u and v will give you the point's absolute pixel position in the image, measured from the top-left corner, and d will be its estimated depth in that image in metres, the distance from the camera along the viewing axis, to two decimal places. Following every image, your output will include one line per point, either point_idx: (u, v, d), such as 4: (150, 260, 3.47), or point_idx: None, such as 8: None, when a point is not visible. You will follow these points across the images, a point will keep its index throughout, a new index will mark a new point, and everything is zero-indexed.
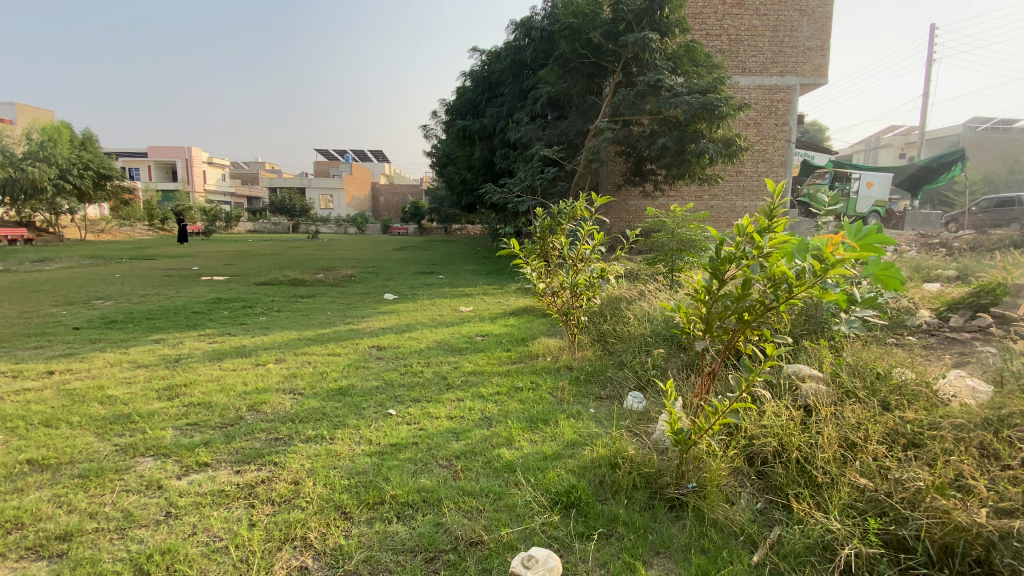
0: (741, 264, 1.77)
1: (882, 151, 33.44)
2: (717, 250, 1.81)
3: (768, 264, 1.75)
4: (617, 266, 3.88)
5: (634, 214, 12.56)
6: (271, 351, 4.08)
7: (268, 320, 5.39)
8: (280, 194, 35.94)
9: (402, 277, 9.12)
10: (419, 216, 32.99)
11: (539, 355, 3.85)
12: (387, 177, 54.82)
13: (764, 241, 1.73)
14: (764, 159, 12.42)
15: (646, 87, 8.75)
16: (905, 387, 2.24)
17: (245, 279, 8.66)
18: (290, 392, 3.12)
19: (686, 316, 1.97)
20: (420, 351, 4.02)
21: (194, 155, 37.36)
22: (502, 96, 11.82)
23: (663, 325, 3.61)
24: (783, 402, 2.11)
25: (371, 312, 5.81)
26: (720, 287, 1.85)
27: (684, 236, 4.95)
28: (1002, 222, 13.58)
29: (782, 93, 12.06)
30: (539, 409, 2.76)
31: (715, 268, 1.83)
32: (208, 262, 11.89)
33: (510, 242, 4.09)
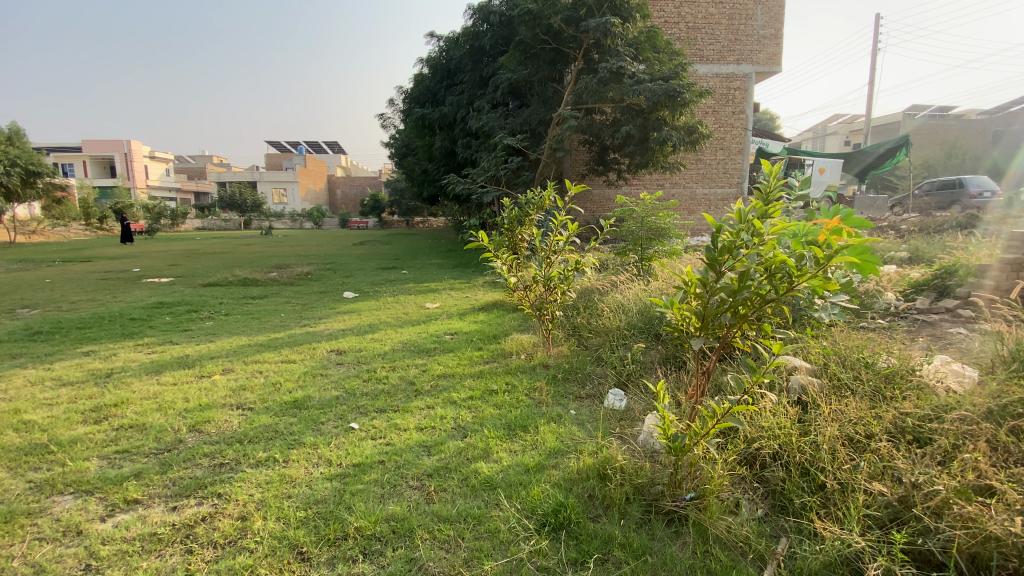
0: (740, 254, 1.60)
1: (830, 138, 34.76)
2: (714, 239, 1.64)
3: (766, 253, 1.59)
4: (591, 257, 3.72)
5: (599, 202, 12.50)
6: (218, 360, 3.72)
7: (216, 325, 4.96)
8: (230, 189, 34.18)
9: (363, 273, 8.71)
10: (378, 209, 32.05)
11: (513, 353, 3.64)
12: (343, 169, 53.09)
13: (763, 229, 1.57)
14: (724, 147, 12.57)
15: (608, 74, 8.57)
16: (894, 374, 2.17)
17: (191, 280, 8.06)
18: (239, 408, 2.80)
19: (678, 313, 1.79)
20: (385, 354, 3.75)
21: (133, 149, 35.05)
22: (462, 84, 11.47)
23: (640, 317, 3.48)
24: (777, 399, 1.98)
25: (330, 312, 5.46)
26: (716, 279, 1.67)
27: (653, 225, 4.86)
28: (944, 205, 14.25)
29: (739, 80, 12.22)
30: (516, 414, 2.56)
31: (712, 258, 1.65)
32: (151, 263, 11.08)
33: (478, 234, 3.82)
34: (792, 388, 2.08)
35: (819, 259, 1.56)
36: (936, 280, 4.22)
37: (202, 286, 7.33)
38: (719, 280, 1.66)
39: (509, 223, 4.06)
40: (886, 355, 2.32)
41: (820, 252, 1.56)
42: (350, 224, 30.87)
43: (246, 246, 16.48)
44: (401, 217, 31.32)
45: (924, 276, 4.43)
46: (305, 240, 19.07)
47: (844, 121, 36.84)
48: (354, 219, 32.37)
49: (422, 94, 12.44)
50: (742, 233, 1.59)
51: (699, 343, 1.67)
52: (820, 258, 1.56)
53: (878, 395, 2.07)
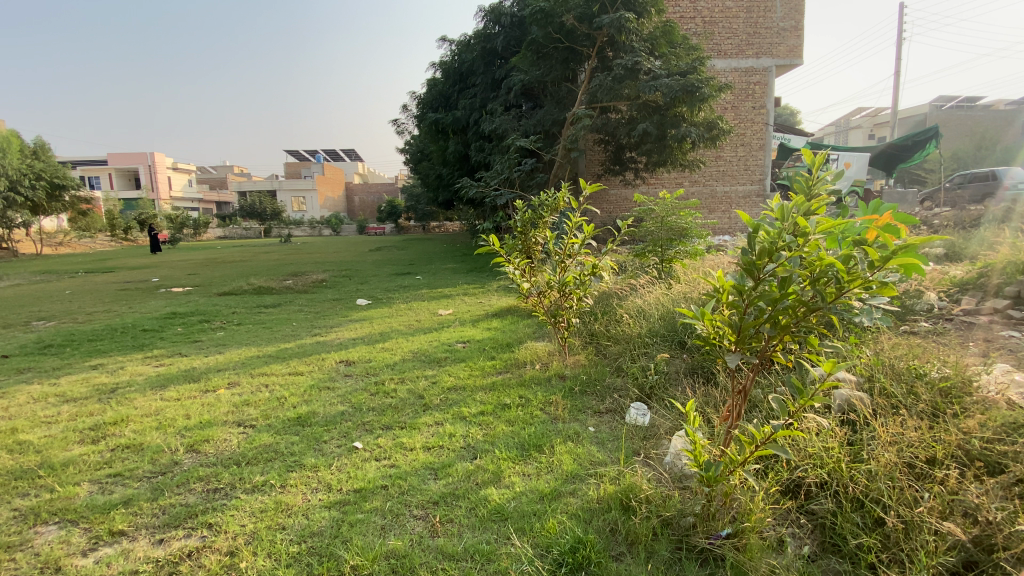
0: (781, 258, 1.39)
1: (853, 132, 33.79)
2: (750, 240, 1.43)
3: (811, 256, 1.39)
4: (609, 260, 3.51)
5: (616, 203, 12.25)
6: (224, 373, 3.62)
7: (226, 335, 4.88)
8: (249, 198, 34.66)
9: (376, 280, 8.62)
10: (395, 215, 32.21)
11: (527, 363, 3.46)
12: (360, 176, 53.57)
13: (810, 228, 1.36)
14: (744, 143, 12.22)
15: (623, 71, 8.36)
16: (955, 385, 1.94)
17: (206, 290, 8.06)
18: (239, 426, 2.68)
19: (710, 324, 1.57)
20: (394, 365, 3.60)
21: (156, 161, 35.86)
22: (474, 87, 11.35)
23: (661, 322, 3.27)
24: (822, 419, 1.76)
25: (342, 320, 5.34)
26: (754, 286, 1.46)
27: (673, 225, 4.64)
28: (978, 198, 13.59)
29: (758, 75, 11.88)
30: (530, 432, 2.37)
31: (748, 263, 1.44)
32: (170, 273, 11.17)
33: (489, 238, 3.65)
34: (833, 404, 1.87)
35: (872, 260, 1.37)
36: (981, 278, 3.93)
37: (217, 296, 7.31)
38: (756, 288, 1.45)
39: (522, 226, 3.88)
40: (940, 360, 2.09)
41: (874, 254, 1.36)
42: (368, 230, 30.97)
43: (265, 254, 16.58)
44: (417, 223, 31.37)
45: (968, 273, 4.13)
46: (323, 247, 19.17)
47: (868, 114, 35.82)
48: (370, 225, 32.52)
49: (435, 98, 12.36)
50: (783, 232, 1.39)
51: (736, 356, 1.45)
52: (874, 260, 1.37)
53: (933, 409, 1.85)
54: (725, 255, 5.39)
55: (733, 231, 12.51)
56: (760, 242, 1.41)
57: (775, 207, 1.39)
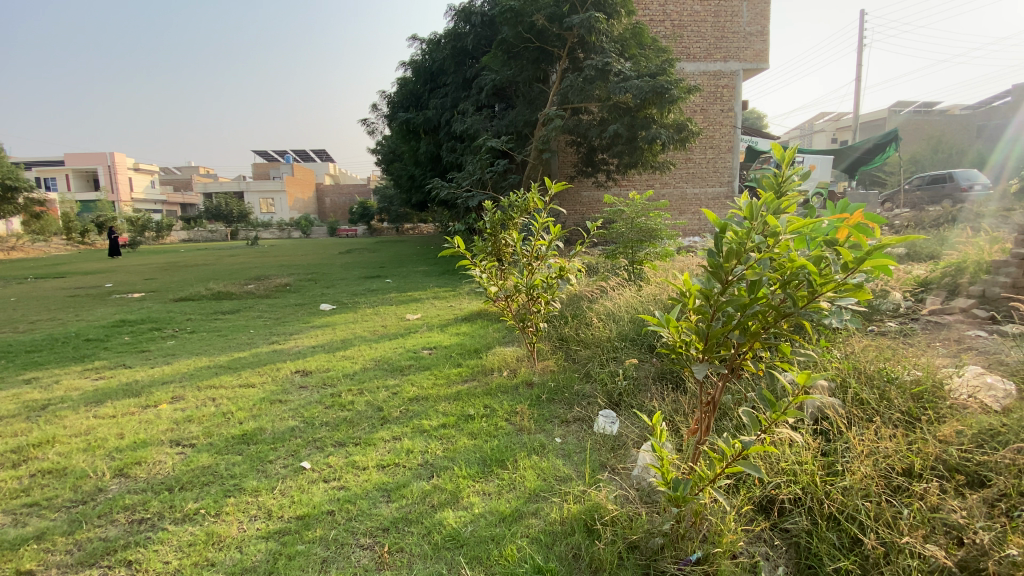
0: (751, 260, 1.28)
1: (817, 136, 34.78)
2: (718, 240, 1.32)
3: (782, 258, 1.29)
4: (577, 263, 3.40)
5: (588, 204, 12.22)
6: (169, 386, 3.37)
7: (177, 344, 4.60)
8: (215, 200, 33.58)
9: (344, 283, 8.34)
10: (368, 216, 31.67)
11: (495, 370, 3.31)
12: (331, 177, 52.56)
13: (782, 228, 1.26)
14: (713, 146, 12.37)
15: (594, 72, 8.30)
16: (927, 389, 1.89)
17: (162, 295, 7.66)
18: (178, 446, 2.47)
19: (676, 331, 1.44)
20: (354, 374, 3.41)
21: (117, 161, 34.41)
22: (445, 87, 11.16)
23: (631, 326, 3.18)
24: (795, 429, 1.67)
25: (303, 326, 5.11)
26: (723, 290, 1.35)
27: (644, 226, 4.57)
28: (935, 200, 14.08)
29: (726, 78, 12.04)
30: (493, 446, 2.23)
31: (716, 265, 1.32)
32: (126, 277, 10.63)
33: (454, 240, 3.48)
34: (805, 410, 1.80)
35: (845, 263, 1.28)
36: (945, 277, 3.98)
37: (173, 302, 6.96)
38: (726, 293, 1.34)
39: (491, 227, 3.73)
40: (909, 363, 2.05)
41: (847, 255, 1.28)
42: (339, 232, 30.29)
43: (231, 257, 16.04)
44: (391, 224, 30.88)
45: (931, 273, 4.18)
46: (292, 249, 18.67)
47: (832, 118, 36.94)
48: (342, 227, 31.87)
49: (405, 98, 12.12)
50: (753, 233, 1.28)
51: (704, 367, 1.33)
52: (847, 262, 1.28)
53: (906, 415, 1.81)
54: (695, 255, 5.37)
55: (703, 231, 12.65)
56: (730, 244, 1.30)
57: (743, 207, 1.28)
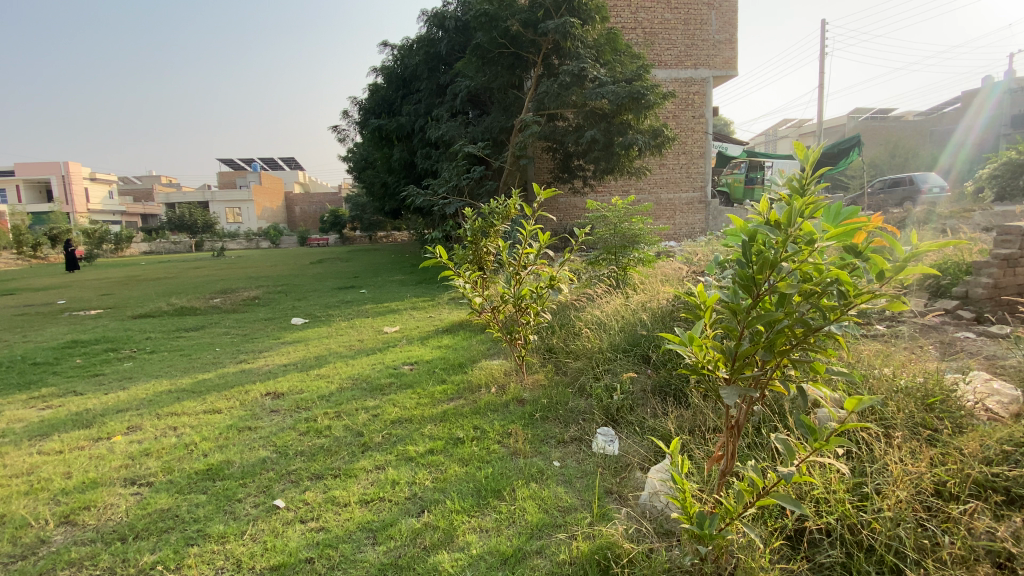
0: (783, 271, 1.13)
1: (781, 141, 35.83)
2: (748, 247, 1.14)
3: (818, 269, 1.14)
4: (566, 271, 3.26)
5: (565, 210, 12.15)
6: (125, 414, 3.07)
7: (135, 366, 4.26)
8: (179, 210, 32.40)
9: (316, 295, 8.02)
10: (339, 225, 31.04)
11: (482, 386, 3.12)
12: (301, 185, 51.45)
13: (819, 234, 1.12)
14: (686, 151, 12.49)
15: (569, 77, 8.25)
16: (933, 393, 1.82)
17: (119, 312, 7.20)
18: (133, 486, 2.20)
19: (698, 350, 1.25)
20: (331, 395, 3.18)
21: (72, 171, 32.84)
22: (418, 93, 10.95)
23: (622, 335, 3.06)
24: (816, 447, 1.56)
25: (273, 343, 4.81)
26: (752, 305, 1.19)
27: (627, 231, 4.48)
28: (897, 201, 14.53)
29: (697, 85, 12.20)
30: (487, 474, 2.05)
31: (745, 277, 1.16)
32: (80, 294, 10.01)
33: (436, 249, 3.29)
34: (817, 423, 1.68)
35: (878, 270, 1.18)
36: (927, 279, 3.99)
37: (132, 319, 6.53)
38: (756, 307, 1.18)
39: (472, 235, 3.56)
40: (908, 368, 1.99)
41: (882, 262, 1.18)
42: (309, 241, 29.52)
43: (195, 269, 15.36)
44: (363, 232, 30.28)
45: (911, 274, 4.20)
46: (261, 260, 18.04)
47: (795, 125, 38.16)
48: (313, 236, 31.09)
49: (377, 104, 11.86)
50: (789, 240, 1.12)
51: (736, 391, 1.16)
52: (882, 271, 1.18)
53: (919, 424, 1.72)
54: (677, 260, 5.31)
55: (679, 236, 12.74)
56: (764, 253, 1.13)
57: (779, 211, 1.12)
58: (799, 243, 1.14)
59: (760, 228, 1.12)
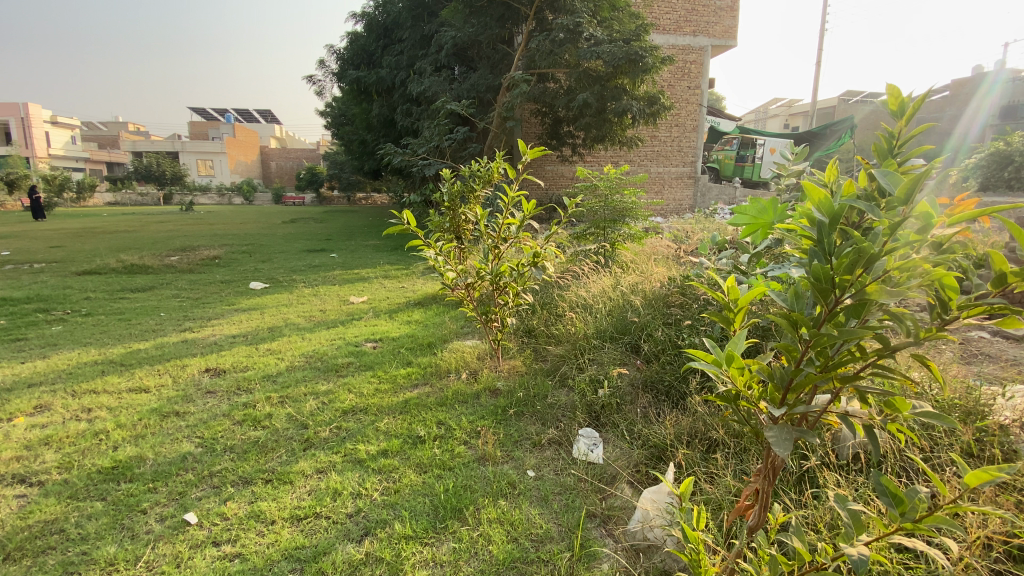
0: (880, 273, 0.75)
1: (772, 120, 35.46)
2: (832, 232, 0.76)
3: (926, 267, 0.76)
4: (552, 246, 2.89)
5: (552, 179, 11.67)
6: (35, 391, 2.64)
7: (64, 331, 3.76)
8: (145, 159, 30.56)
9: (282, 258, 7.50)
10: (317, 183, 29.82)
11: (451, 372, 2.76)
12: (277, 140, 49.12)
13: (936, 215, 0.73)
14: (679, 124, 12.04)
15: (564, 34, 7.66)
16: (972, 410, 1.52)
17: (62, 268, 6.56)
18: (20, 486, 1.81)
19: (740, 376, 0.88)
20: (279, 375, 2.81)
21: (30, 112, 30.57)
22: (400, 44, 10.15)
23: (610, 320, 2.73)
24: (863, 493, 1.24)
25: (226, 310, 4.37)
26: (823, 319, 0.81)
27: (618, 204, 4.11)
28: None
29: (695, 54, 11.65)
30: (449, 486, 1.71)
31: (823, 279, 0.77)
32: (24, 245, 9.19)
33: (403, 215, 2.85)
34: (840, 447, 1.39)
35: (999, 274, 0.81)
36: None
37: (74, 276, 5.95)
38: (827, 322, 0.82)
39: (449, 201, 3.13)
40: (933, 376, 1.70)
41: (1004, 262, 0.81)
42: (284, 199, 28.22)
43: (155, 223, 14.48)
44: (341, 192, 29.07)
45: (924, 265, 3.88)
46: (231, 217, 17.10)
47: (785, 105, 37.81)
48: (288, 194, 29.78)
49: (356, 54, 11.01)
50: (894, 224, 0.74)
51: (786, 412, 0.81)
52: (1004, 273, 0.82)
53: (963, 448, 1.41)
54: (666, 237, 4.96)
55: (667, 212, 12.42)
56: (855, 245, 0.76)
57: (887, 182, 0.73)
58: (904, 233, 0.77)
59: (854, 204, 0.74)
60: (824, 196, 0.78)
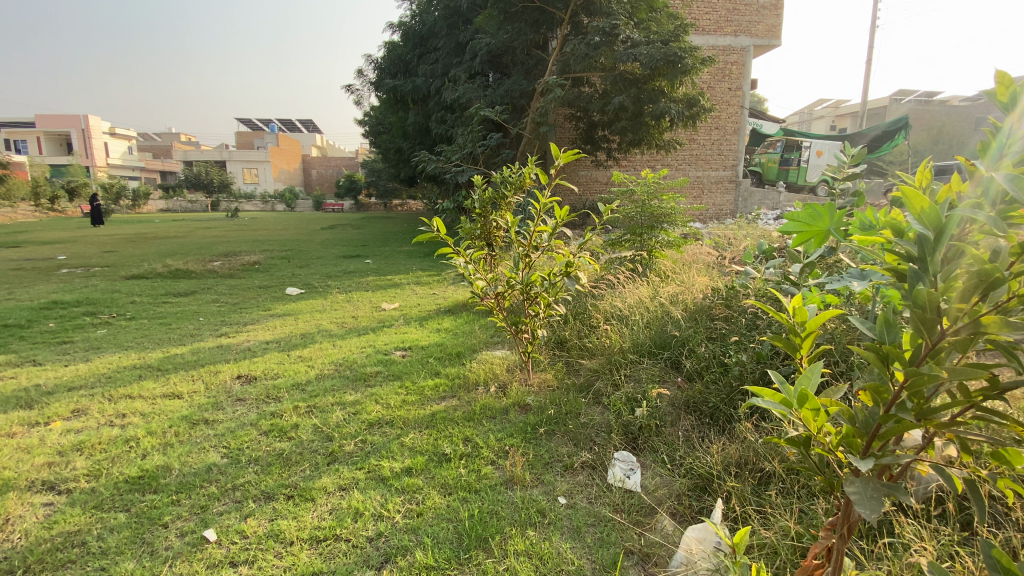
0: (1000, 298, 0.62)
1: (817, 122, 34.14)
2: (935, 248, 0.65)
3: None
4: (585, 255, 2.75)
5: (585, 184, 11.50)
6: (74, 395, 2.69)
7: (108, 335, 3.87)
8: (195, 168, 32.03)
9: (319, 263, 7.63)
10: (354, 190, 30.53)
11: (479, 384, 2.66)
12: (318, 149, 50.73)
13: None
14: (719, 127, 11.66)
15: (599, 36, 7.52)
16: None
17: (113, 272, 6.86)
18: (49, 493, 1.81)
19: (815, 418, 0.76)
20: (307, 384, 2.78)
21: (93, 125, 32.57)
22: (435, 52, 10.23)
23: (647, 333, 2.57)
24: (952, 553, 1.08)
25: (261, 315, 4.43)
26: (923, 352, 0.68)
27: (656, 210, 3.92)
28: None
29: (736, 54, 11.27)
30: (474, 512, 1.60)
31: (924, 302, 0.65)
32: (80, 250, 9.67)
33: (433, 222, 2.78)
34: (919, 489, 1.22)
35: None
36: None
37: (123, 280, 6.18)
38: (927, 358, 0.68)
39: (481, 207, 3.04)
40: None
41: None
42: (324, 205, 29.03)
43: (203, 229, 15.14)
44: (378, 199, 29.67)
45: None
46: (273, 223, 17.69)
47: (830, 106, 36.34)
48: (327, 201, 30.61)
49: (393, 64, 11.19)
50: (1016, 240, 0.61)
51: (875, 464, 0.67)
52: None
53: None
54: (706, 244, 4.74)
55: (705, 218, 12.04)
56: (968, 266, 0.63)
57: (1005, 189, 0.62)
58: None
59: (964, 216, 0.63)
60: (923, 208, 0.67)
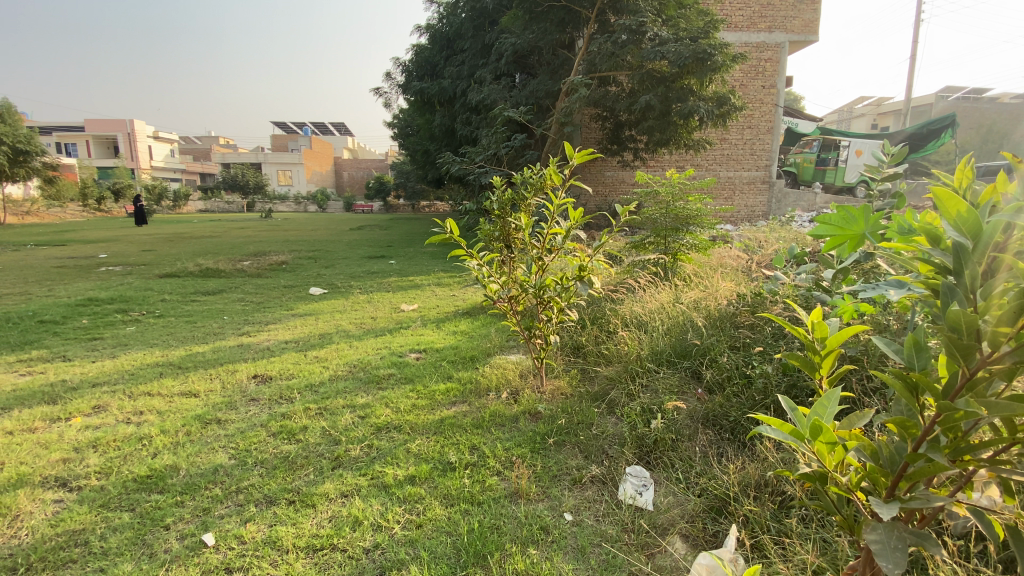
0: None
1: (857, 121, 32.87)
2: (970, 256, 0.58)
3: None
4: (601, 259, 2.65)
5: (612, 185, 11.33)
6: (96, 392, 2.75)
7: (135, 332, 3.97)
8: (232, 170, 33.08)
9: (344, 264, 7.73)
10: (383, 192, 30.97)
11: (491, 390, 2.60)
12: (349, 151, 51.76)
13: None
14: (751, 126, 11.31)
15: (626, 34, 7.38)
16: None
17: (148, 270, 7.10)
18: (60, 490, 1.84)
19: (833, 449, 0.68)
20: (320, 385, 2.77)
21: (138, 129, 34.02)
22: (462, 53, 10.26)
23: (666, 341, 2.46)
24: None
25: (283, 315, 4.48)
26: (960, 383, 0.59)
27: (681, 211, 3.77)
28: None
29: (771, 51, 10.91)
30: (475, 527, 1.54)
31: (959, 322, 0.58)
32: (120, 249, 10.08)
33: (446, 223, 2.74)
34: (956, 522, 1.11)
35: None
36: None
37: (156, 278, 6.38)
38: (964, 391, 0.60)
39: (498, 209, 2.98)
40: None
41: None
42: (354, 207, 29.55)
43: (237, 229, 15.59)
44: (406, 200, 30.03)
45: None
46: (304, 223, 18.07)
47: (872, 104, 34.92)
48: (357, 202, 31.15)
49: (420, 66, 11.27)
50: None
51: (898, 509, 0.59)
52: None
53: None
54: (734, 247, 4.56)
55: (736, 220, 11.69)
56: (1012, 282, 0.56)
57: None
58: None
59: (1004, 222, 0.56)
60: (959, 213, 0.60)
